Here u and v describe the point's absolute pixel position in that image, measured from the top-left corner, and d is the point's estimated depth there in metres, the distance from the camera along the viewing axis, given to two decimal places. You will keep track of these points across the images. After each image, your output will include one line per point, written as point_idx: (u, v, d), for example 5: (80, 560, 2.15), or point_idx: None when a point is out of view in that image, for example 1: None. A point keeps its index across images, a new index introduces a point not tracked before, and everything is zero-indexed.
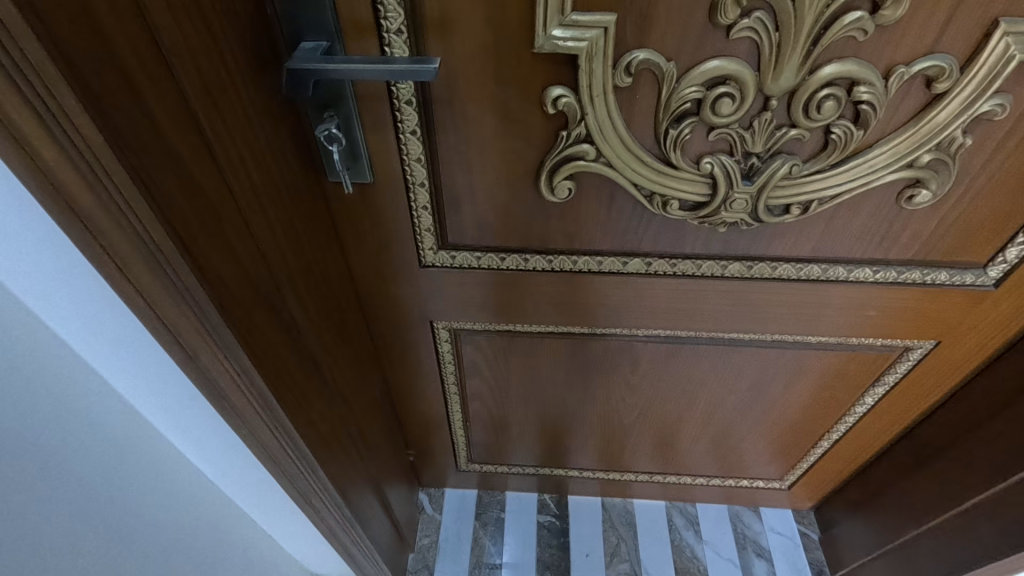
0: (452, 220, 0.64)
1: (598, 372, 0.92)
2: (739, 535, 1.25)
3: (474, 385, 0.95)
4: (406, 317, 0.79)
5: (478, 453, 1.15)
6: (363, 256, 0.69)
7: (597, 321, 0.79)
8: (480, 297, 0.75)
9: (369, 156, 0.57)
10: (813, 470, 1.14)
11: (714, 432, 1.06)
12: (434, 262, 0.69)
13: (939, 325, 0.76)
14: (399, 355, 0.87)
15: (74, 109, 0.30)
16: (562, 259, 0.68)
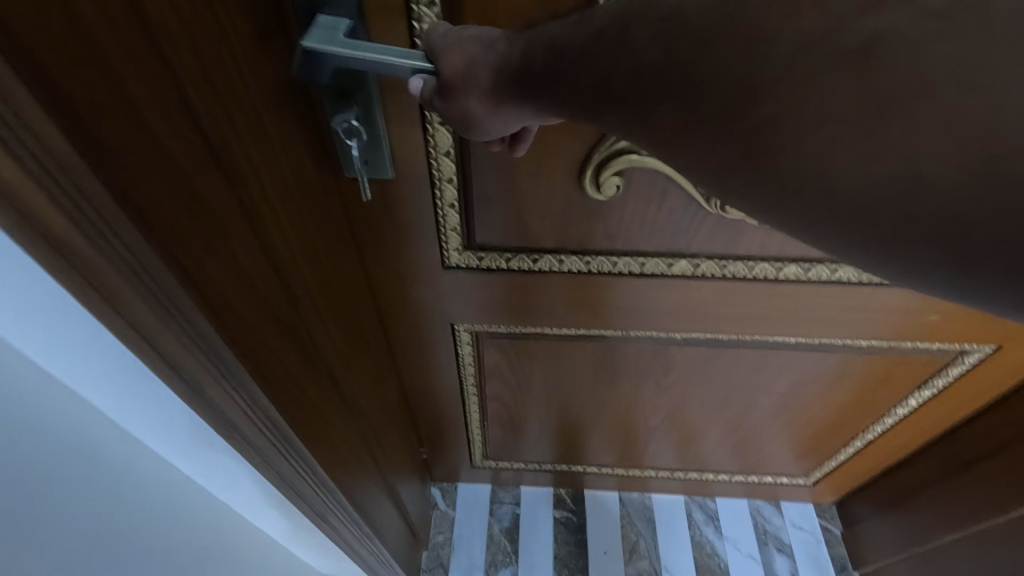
0: (481, 219, 0.57)
1: (627, 373, 0.86)
2: (760, 531, 1.22)
3: (493, 385, 0.90)
4: (425, 318, 0.73)
5: (493, 451, 1.11)
6: (381, 258, 0.62)
7: (632, 324, 0.73)
8: (507, 299, 0.68)
9: (391, 148, 0.50)
10: (841, 469, 1.10)
11: (742, 431, 1.01)
12: (458, 264, 0.63)
13: (1005, 329, 0.70)
14: (416, 356, 0.81)
15: (33, 114, 0.23)
16: (602, 260, 0.62)
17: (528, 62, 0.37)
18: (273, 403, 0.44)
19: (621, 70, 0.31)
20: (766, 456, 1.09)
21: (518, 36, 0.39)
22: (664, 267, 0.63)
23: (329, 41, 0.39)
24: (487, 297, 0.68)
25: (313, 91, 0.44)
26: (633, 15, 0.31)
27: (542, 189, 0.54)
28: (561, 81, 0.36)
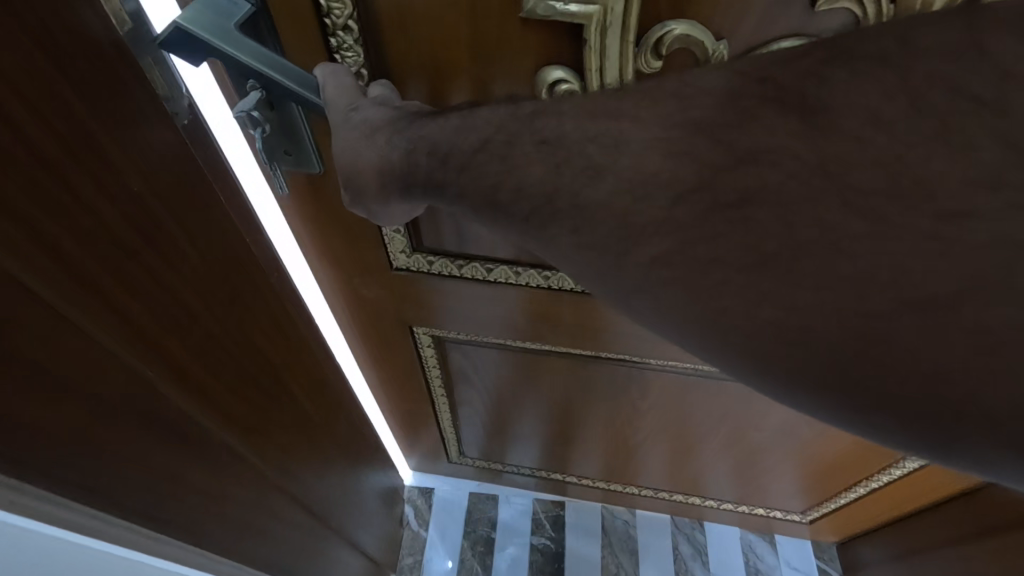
0: (427, 223, 0.52)
1: (602, 395, 0.78)
2: (750, 570, 1.13)
3: (461, 393, 0.83)
4: (381, 321, 0.68)
5: (471, 449, 1.02)
6: (325, 250, 0.57)
7: (603, 347, 0.66)
8: (463, 307, 0.63)
9: (317, 139, 0.44)
10: (840, 512, 0.98)
11: (738, 469, 0.91)
12: (406, 266, 0.57)
13: None
14: (379, 357, 0.77)
15: None
16: (562, 278, 0.55)
17: (411, 165, 0.34)
18: (149, 497, 0.36)
19: (507, 179, 0.29)
20: (763, 492, 0.98)
21: (404, 127, 0.35)
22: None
23: (209, 30, 0.34)
24: (442, 302, 0.63)
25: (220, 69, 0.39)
26: (522, 123, 0.29)
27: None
28: (446, 186, 0.32)
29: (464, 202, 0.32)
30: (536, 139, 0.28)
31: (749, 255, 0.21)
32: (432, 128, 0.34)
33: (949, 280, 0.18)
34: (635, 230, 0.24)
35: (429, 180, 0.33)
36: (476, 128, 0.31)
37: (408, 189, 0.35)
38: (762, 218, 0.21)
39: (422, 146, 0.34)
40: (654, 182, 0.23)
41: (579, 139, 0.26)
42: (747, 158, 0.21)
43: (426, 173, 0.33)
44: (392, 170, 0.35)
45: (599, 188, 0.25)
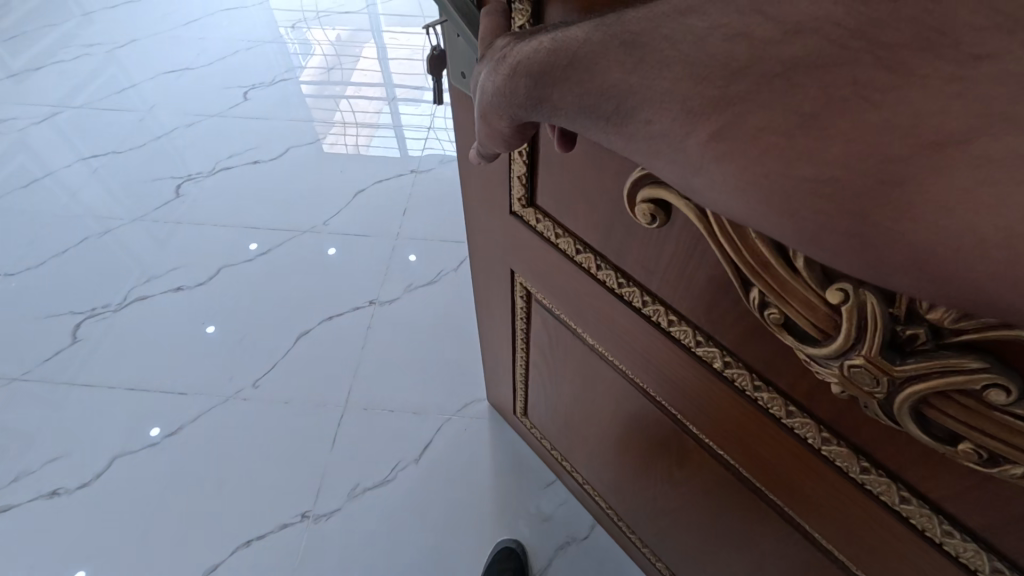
0: (542, 183, 0.61)
1: (641, 428, 0.81)
2: None
3: (534, 353, 0.95)
4: (497, 257, 0.82)
5: (538, 416, 1.15)
6: (475, 180, 0.72)
7: (650, 381, 0.70)
8: (548, 272, 0.72)
9: None
10: None
11: None
12: (521, 215, 0.68)
13: None
14: (491, 287, 0.91)
15: None
16: (633, 291, 0.60)
17: (516, 84, 0.39)
18: None
19: (593, 84, 0.34)
20: None
21: (507, 55, 0.41)
22: (686, 341, 0.58)
23: None
24: (534, 261, 0.73)
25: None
26: (605, 34, 0.34)
27: (589, 163, 0.53)
28: (546, 101, 0.38)
29: (563, 111, 0.37)
30: (618, 41, 0.33)
31: (782, 111, 0.25)
32: (528, 50, 0.38)
33: (958, 119, 0.21)
34: (693, 109, 0.29)
35: (535, 99, 0.39)
36: (569, 42, 0.35)
37: (513, 112, 0.41)
38: (793, 82, 0.25)
39: (521, 69, 0.39)
40: (711, 56, 0.28)
41: (656, 29, 0.31)
42: (791, 30, 0.25)
43: (528, 92, 0.39)
44: (502, 94, 0.41)
45: (669, 76, 0.30)
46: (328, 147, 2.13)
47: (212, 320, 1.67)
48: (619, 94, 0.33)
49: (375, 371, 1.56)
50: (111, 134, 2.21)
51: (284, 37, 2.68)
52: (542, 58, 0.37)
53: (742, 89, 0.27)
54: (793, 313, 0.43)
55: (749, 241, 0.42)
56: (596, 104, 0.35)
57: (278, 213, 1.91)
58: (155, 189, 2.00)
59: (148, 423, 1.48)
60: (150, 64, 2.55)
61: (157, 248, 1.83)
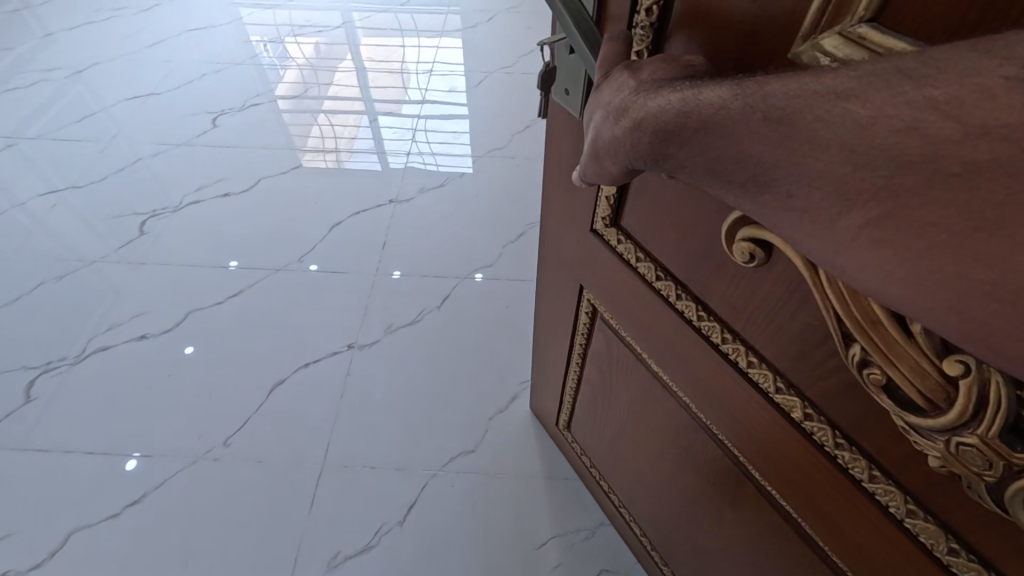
0: (632, 207, 0.62)
1: (695, 462, 0.80)
2: None
3: (588, 370, 0.95)
4: (567, 270, 0.82)
5: (582, 429, 1.14)
6: (559, 194, 0.73)
7: (716, 418, 0.69)
8: (619, 294, 0.72)
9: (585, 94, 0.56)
10: None
11: None
12: (602, 233, 0.69)
13: None
14: (555, 298, 0.92)
15: None
16: (713, 327, 0.60)
17: (638, 140, 0.39)
18: None
19: (730, 154, 0.34)
20: None
21: (627, 106, 0.40)
22: (764, 385, 0.58)
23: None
24: (606, 281, 0.73)
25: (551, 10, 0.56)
26: (746, 102, 0.33)
27: (683, 200, 0.54)
28: (672, 160, 0.38)
29: (688, 172, 0.38)
30: (763, 115, 0.32)
31: (964, 211, 0.25)
32: (653, 107, 0.38)
33: None
34: (853, 194, 0.29)
35: (658, 157, 0.39)
36: (701, 107, 0.35)
37: (631, 162, 0.42)
38: (978, 185, 0.24)
39: (644, 126, 0.38)
40: (877, 144, 0.28)
41: (807, 107, 0.30)
42: (977, 132, 0.24)
43: (651, 150, 0.39)
44: (619, 143, 0.41)
45: (826, 157, 0.30)
46: (307, 161, 2.35)
47: (186, 342, 1.80)
48: (761, 167, 0.33)
49: (352, 430, 1.61)
50: (80, 167, 2.32)
51: (263, 53, 2.91)
52: (671, 117, 0.37)
53: (912, 181, 0.27)
54: (897, 375, 0.41)
55: (859, 296, 0.41)
56: (732, 171, 0.34)
57: (253, 240, 2.07)
58: (120, 228, 2.10)
59: (128, 453, 1.56)
60: (119, 87, 2.67)
61: (131, 272, 1.97)
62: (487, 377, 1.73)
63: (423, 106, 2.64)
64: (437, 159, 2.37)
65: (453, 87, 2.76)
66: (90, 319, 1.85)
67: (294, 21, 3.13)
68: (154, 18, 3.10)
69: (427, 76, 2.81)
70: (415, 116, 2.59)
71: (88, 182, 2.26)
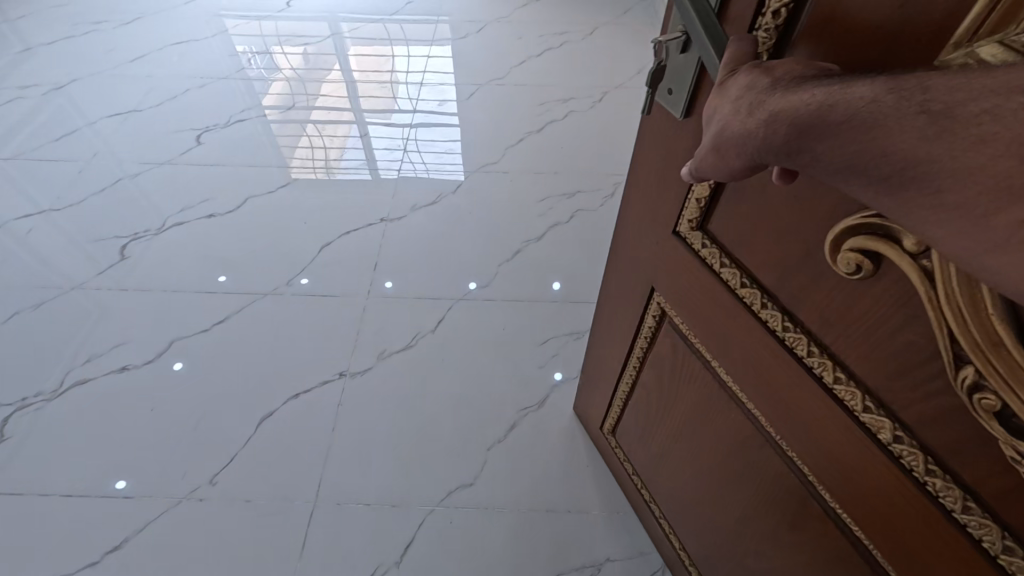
0: (721, 214, 0.69)
1: (753, 462, 0.87)
2: None
3: (650, 363, 1.04)
4: (643, 269, 0.90)
5: (630, 423, 1.25)
6: (649, 199, 0.81)
7: (783, 422, 0.75)
8: (696, 295, 0.79)
9: (691, 96, 0.61)
10: None
11: None
12: (686, 236, 0.76)
13: None
14: (625, 294, 1.01)
15: None
16: (799, 338, 0.65)
17: (773, 131, 0.40)
18: None
19: (876, 150, 0.34)
20: None
21: (765, 99, 0.41)
22: (850, 403, 0.62)
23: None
24: (685, 284, 0.81)
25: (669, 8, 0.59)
26: (900, 97, 0.33)
27: (788, 208, 0.58)
28: (805, 152, 0.39)
29: (821, 164, 0.38)
30: (920, 109, 0.32)
31: None
32: (792, 100, 0.39)
33: None
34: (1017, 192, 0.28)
35: (789, 151, 0.40)
36: (848, 101, 0.35)
37: (757, 154, 0.43)
38: None
39: (783, 118, 0.39)
40: None
41: (966, 104, 0.30)
42: None
43: (783, 142, 0.39)
44: (745, 136, 0.43)
45: (984, 156, 0.30)
46: (296, 174, 2.46)
47: (174, 357, 1.87)
48: (907, 162, 0.33)
49: (342, 463, 1.65)
50: (71, 183, 2.40)
51: (253, 65, 3.06)
52: (813, 109, 0.37)
53: None
54: (1010, 398, 0.42)
55: (979, 312, 0.42)
56: (873, 164, 0.35)
57: (241, 250, 2.17)
58: (100, 255, 2.15)
59: (111, 479, 1.61)
60: (104, 104, 2.76)
61: (118, 287, 2.05)
62: (478, 409, 1.76)
63: (415, 116, 2.79)
64: (429, 168, 2.50)
65: (443, 99, 2.89)
66: (67, 346, 1.89)
67: (280, 32, 3.29)
68: (139, 34, 3.22)
69: (417, 87, 2.95)
70: (405, 124, 2.74)
71: (83, 199, 2.34)
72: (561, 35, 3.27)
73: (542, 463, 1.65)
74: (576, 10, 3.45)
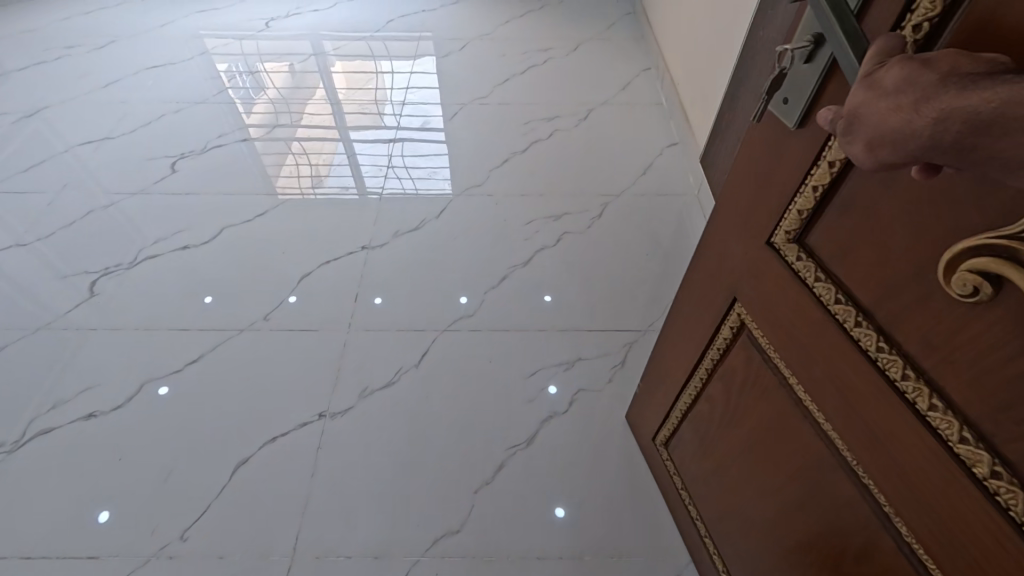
0: (821, 226, 0.72)
1: (815, 487, 0.87)
2: None
3: (719, 370, 1.08)
4: (728, 278, 0.96)
5: (686, 434, 1.31)
6: (745, 210, 0.86)
7: (858, 447, 0.75)
8: (780, 308, 0.83)
9: (807, 108, 0.68)
10: None
11: None
12: (779, 246, 0.80)
13: None
14: (704, 301, 1.06)
15: None
16: (893, 360, 0.65)
17: (939, 131, 0.38)
18: None
19: None
20: None
21: (930, 93, 0.39)
22: (944, 432, 0.61)
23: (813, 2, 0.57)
24: (768, 294, 0.85)
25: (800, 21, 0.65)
26: None
27: (902, 223, 0.60)
28: (978, 151, 0.37)
29: (992, 165, 0.37)
30: None
31: None
32: (967, 95, 0.36)
33: None
34: None
35: (957, 151, 0.38)
36: None
37: (917, 150, 0.41)
38: None
39: (953, 114, 0.37)
40: None
41: None
42: None
43: (952, 141, 0.38)
44: (899, 131, 0.41)
45: None
46: (281, 189, 2.45)
47: (160, 381, 1.83)
48: None
49: (323, 512, 1.57)
50: (47, 212, 2.35)
51: (236, 84, 3.02)
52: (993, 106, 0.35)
53: None
54: None
55: None
56: None
57: (228, 273, 2.13)
58: (72, 287, 2.08)
59: (94, 517, 1.56)
60: (81, 131, 2.73)
61: (102, 313, 2.00)
62: (465, 449, 1.69)
63: (396, 132, 2.78)
64: (416, 184, 2.49)
65: (425, 117, 2.86)
66: (46, 382, 1.83)
67: (260, 50, 3.26)
68: (113, 55, 3.16)
69: (401, 105, 2.94)
70: (391, 138, 2.75)
71: (59, 229, 2.28)
72: (544, 52, 3.26)
73: (533, 505, 1.59)
74: (559, 27, 3.45)
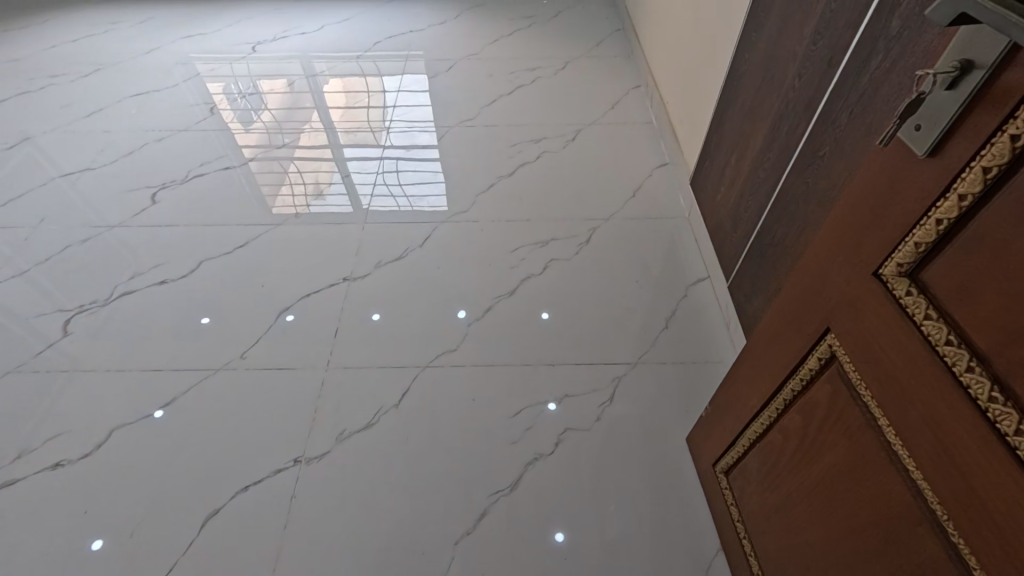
0: (944, 260, 0.62)
1: (894, 556, 0.74)
2: None
3: (797, 406, 0.96)
4: (818, 309, 0.83)
5: (752, 468, 1.18)
6: (848, 234, 0.75)
7: (957, 517, 0.63)
8: (874, 346, 0.72)
9: (946, 134, 0.58)
10: None
11: None
12: (887, 278, 0.69)
13: None
14: (786, 330, 0.94)
15: None
16: (1009, 415, 0.56)
17: None
18: None
19: None
20: None
21: None
22: None
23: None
24: (866, 328, 0.73)
25: (947, 45, 0.58)
26: None
27: None
28: None
29: None
30: None
31: None
32: None
33: None
34: None
35: None
36: None
37: None
38: None
39: None
40: None
41: None
42: None
43: None
44: None
45: None
46: (275, 209, 2.36)
47: (152, 406, 1.73)
48: None
49: (300, 564, 1.43)
50: (31, 240, 2.25)
51: (236, 105, 2.90)
52: None
53: None
54: None
55: None
56: None
57: (218, 296, 2.04)
58: (50, 320, 1.96)
59: (71, 562, 1.43)
60: (69, 155, 2.65)
61: (90, 340, 1.90)
62: (474, 488, 1.56)
63: (384, 151, 2.67)
64: (411, 202, 2.40)
65: (412, 134, 2.78)
66: (30, 416, 1.71)
67: (251, 72, 3.18)
68: (105, 81, 3.10)
69: (394, 121, 2.85)
70: (379, 156, 2.65)
71: (39, 260, 2.17)
72: (532, 71, 3.17)
73: (537, 550, 1.45)
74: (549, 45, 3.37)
